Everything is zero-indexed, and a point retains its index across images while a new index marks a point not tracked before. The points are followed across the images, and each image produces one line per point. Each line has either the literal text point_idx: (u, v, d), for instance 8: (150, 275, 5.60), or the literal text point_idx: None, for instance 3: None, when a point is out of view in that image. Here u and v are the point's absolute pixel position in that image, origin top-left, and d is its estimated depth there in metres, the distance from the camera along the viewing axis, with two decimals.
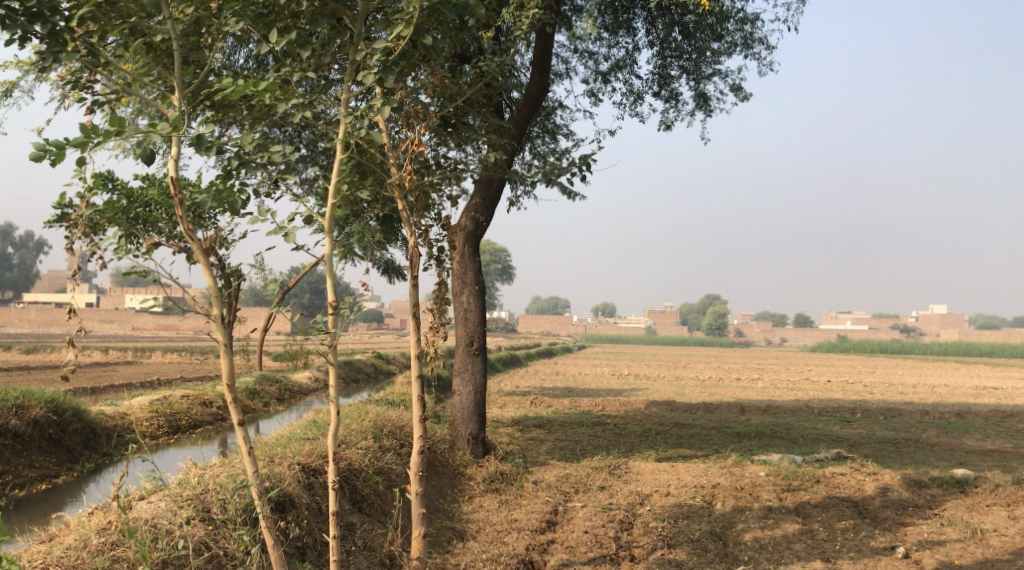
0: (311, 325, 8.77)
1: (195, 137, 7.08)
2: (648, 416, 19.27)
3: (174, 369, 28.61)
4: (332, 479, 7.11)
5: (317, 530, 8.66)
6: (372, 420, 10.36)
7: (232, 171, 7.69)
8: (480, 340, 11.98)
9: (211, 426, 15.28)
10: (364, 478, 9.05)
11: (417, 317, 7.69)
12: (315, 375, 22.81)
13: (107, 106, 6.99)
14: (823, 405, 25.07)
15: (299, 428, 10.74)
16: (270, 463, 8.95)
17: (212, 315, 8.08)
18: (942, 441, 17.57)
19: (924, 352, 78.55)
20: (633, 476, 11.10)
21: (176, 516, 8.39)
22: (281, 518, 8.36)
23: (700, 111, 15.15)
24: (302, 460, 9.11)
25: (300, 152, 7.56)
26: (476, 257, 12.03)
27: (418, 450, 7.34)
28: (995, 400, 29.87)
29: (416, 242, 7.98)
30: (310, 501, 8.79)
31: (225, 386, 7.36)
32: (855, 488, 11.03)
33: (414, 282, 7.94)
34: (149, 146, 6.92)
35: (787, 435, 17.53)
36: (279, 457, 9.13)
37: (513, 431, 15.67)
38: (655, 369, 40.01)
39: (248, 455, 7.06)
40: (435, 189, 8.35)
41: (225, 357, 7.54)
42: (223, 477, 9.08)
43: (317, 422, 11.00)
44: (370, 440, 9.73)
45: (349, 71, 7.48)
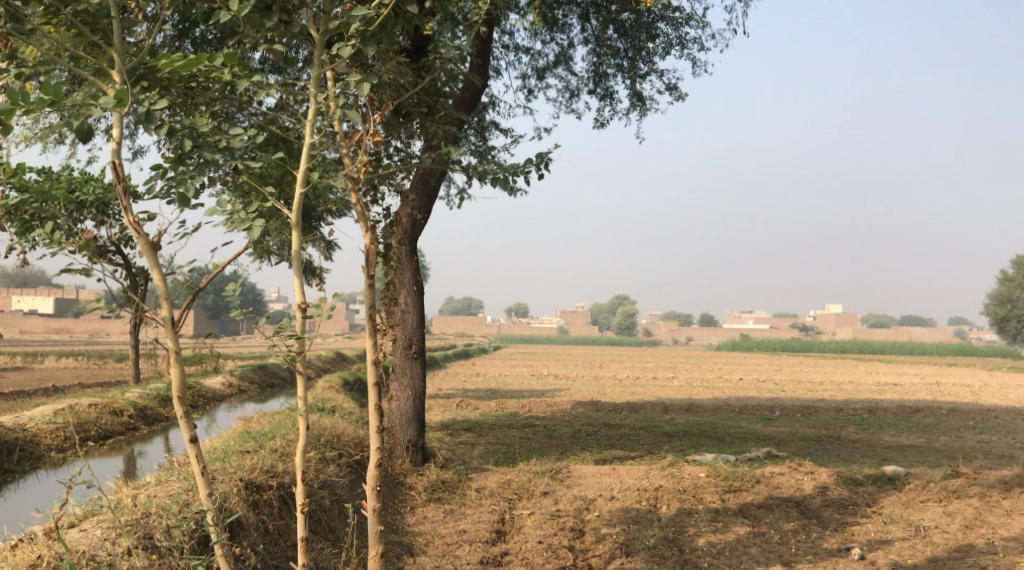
0: (280, 328, 8.35)
1: (141, 114, 6.57)
2: (574, 417, 19.06)
3: (73, 375, 27.27)
4: (299, 503, 6.73)
5: (268, 553, 8.21)
6: (311, 429, 9.89)
7: (183, 154, 7.16)
8: (418, 343, 11.65)
9: (122, 437, 14.47)
10: (311, 493, 8.62)
11: (373, 321, 7.29)
12: (227, 381, 21.88)
13: (40, 77, 6.39)
14: (741, 403, 25.21)
15: (231, 439, 10.19)
16: (212, 479, 8.43)
17: (161, 318, 7.50)
18: (863, 437, 17.80)
19: (826, 349, 80.63)
20: (575, 481, 10.84)
21: (115, 546, 7.81)
22: (235, 545, 7.89)
23: (634, 110, 15.07)
24: (245, 475, 8.62)
25: (258, 131, 7.13)
26: (414, 256, 11.69)
27: (378, 463, 6.96)
28: (901, 395, 30.53)
29: (373, 237, 7.63)
30: (258, 521, 8.33)
31: (178, 401, 6.85)
32: (794, 487, 10.89)
33: (370, 281, 7.51)
34: (89, 124, 6.35)
35: (713, 434, 17.47)
36: (221, 473, 8.61)
37: (442, 435, 15.24)
38: (570, 369, 39.94)
39: (203, 475, 6.62)
40: (386, 182, 8.02)
41: (177, 366, 7.02)
42: (163, 498, 8.49)
43: (251, 432, 10.44)
44: (313, 451, 9.29)
45: (319, 42, 7.15)
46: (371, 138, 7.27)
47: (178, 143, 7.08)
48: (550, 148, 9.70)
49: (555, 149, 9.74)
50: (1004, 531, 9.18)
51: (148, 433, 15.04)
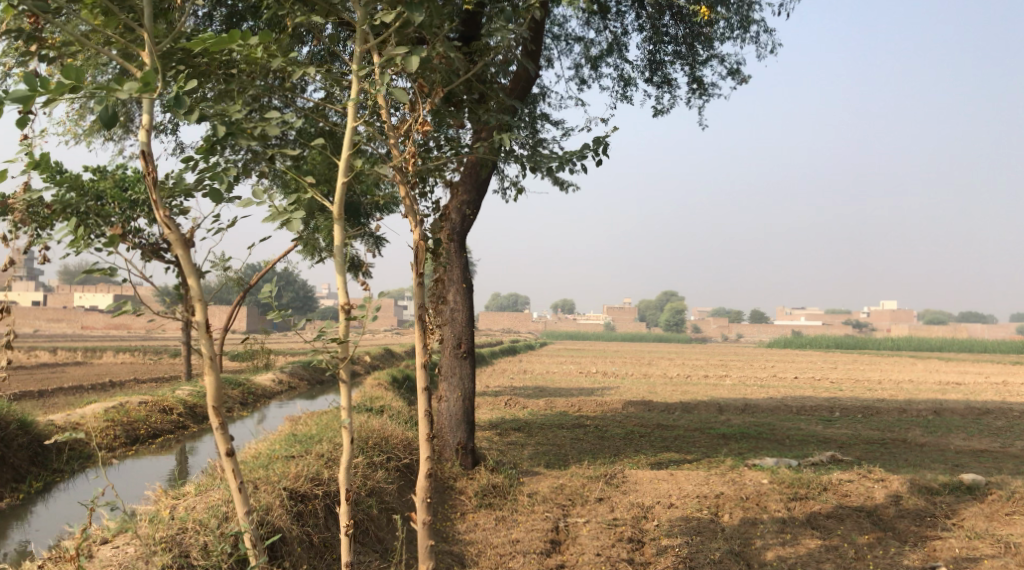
0: (323, 330, 8.02)
1: (170, 98, 6.28)
2: (627, 417, 18.56)
3: (126, 370, 27.43)
4: (342, 526, 6.39)
5: (310, 567, 7.91)
6: (357, 432, 9.57)
7: (216, 142, 6.87)
8: (468, 342, 11.29)
9: (172, 436, 14.29)
10: (357, 503, 8.29)
11: (422, 321, 6.90)
12: (278, 377, 21.72)
13: (63, 60, 6.14)
14: (799, 403, 24.45)
15: (275, 443, 9.89)
16: (253, 489, 8.14)
17: (195, 323, 7.17)
18: (930, 440, 17.08)
19: (881, 347, 78.86)
20: (631, 487, 10.36)
21: (150, 565, 7.55)
22: (275, 564, 7.60)
23: (692, 98, 14.58)
24: (289, 485, 8.32)
25: (295, 114, 6.83)
26: (463, 252, 11.32)
27: (428, 476, 6.60)
28: (964, 396, 29.52)
29: (421, 233, 7.26)
30: (301, 534, 8.03)
31: (213, 411, 6.52)
32: (864, 495, 10.34)
33: (419, 278, 7.13)
34: (114, 107, 6.08)
35: (772, 436, 16.87)
36: (263, 482, 8.31)
37: (492, 435, 14.84)
38: (621, 366, 39.40)
39: (239, 491, 6.31)
40: (436, 174, 7.67)
41: (212, 373, 6.67)
42: (201, 511, 8.22)
43: (296, 435, 10.14)
44: (360, 457, 8.95)
45: (362, 15, 6.82)
46: (418, 127, 6.89)
47: (211, 130, 6.79)
48: (609, 133, 9.29)
49: (615, 133, 9.32)
50: None
51: (197, 432, 14.85)
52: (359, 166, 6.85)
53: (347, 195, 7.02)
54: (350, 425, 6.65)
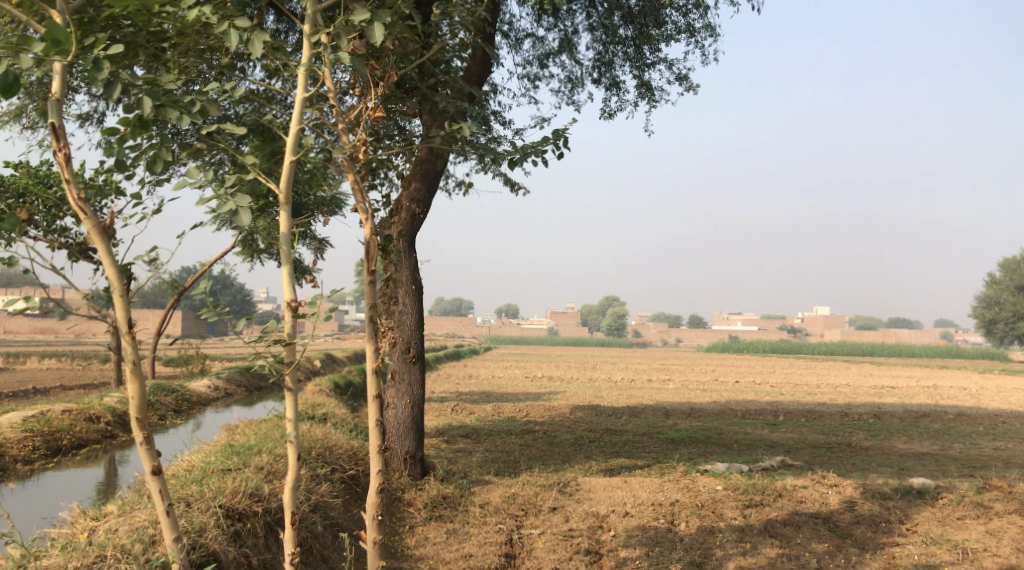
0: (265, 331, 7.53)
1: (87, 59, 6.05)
2: (574, 422, 18.28)
3: (53, 376, 26.36)
4: (287, 550, 6.00)
5: None
6: (300, 441, 9.12)
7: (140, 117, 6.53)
8: (417, 346, 10.91)
9: (97, 446, 13.64)
10: (299, 520, 7.88)
11: (373, 321, 6.54)
12: (213, 384, 21.03)
13: None
14: (743, 407, 24.40)
15: (209, 454, 9.41)
16: (186, 508, 7.68)
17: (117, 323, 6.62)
18: (875, 444, 17.09)
19: (817, 352, 79.95)
20: (585, 495, 10.07)
21: None
22: None
23: (640, 101, 14.40)
24: (225, 502, 7.87)
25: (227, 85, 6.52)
26: (412, 252, 10.95)
27: (378, 490, 6.25)
28: (902, 399, 29.86)
29: (373, 227, 6.87)
30: (238, 556, 7.59)
31: (137, 423, 6.14)
32: (819, 502, 10.16)
33: (370, 277, 6.77)
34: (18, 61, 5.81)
35: (720, 440, 16.71)
36: (196, 499, 7.85)
37: (437, 442, 14.45)
38: (565, 370, 39.17)
39: (166, 514, 6.05)
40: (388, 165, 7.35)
41: (136, 381, 6.25)
42: (125, 534, 7.72)
43: (233, 445, 9.65)
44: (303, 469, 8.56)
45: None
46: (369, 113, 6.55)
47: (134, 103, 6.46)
48: (572, 127, 9.12)
49: (578, 126, 9.15)
50: None
51: (126, 441, 14.22)
52: (307, 146, 6.54)
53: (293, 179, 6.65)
54: (298, 438, 6.25)
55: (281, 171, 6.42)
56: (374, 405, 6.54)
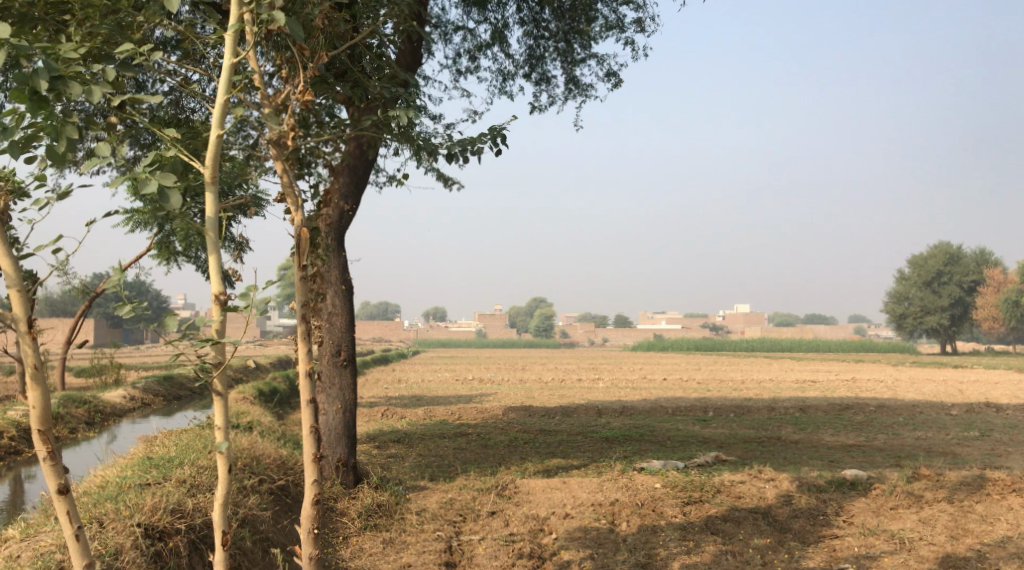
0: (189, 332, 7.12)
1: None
2: (507, 424, 18.04)
3: None
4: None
5: None
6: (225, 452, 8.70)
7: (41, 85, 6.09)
8: (347, 349, 10.59)
9: (3, 464, 12.92)
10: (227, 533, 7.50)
11: (304, 319, 6.24)
12: (129, 394, 20.22)
13: None
14: (672, 404, 24.47)
15: (124, 468, 8.93)
16: (99, 528, 7.29)
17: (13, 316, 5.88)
18: (804, 437, 17.22)
19: (740, 348, 81.14)
20: (523, 498, 9.85)
21: None
22: None
23: (570, 96, 14.28)
24: (144, 520, 7.49)
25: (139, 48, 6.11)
26: (341, 251, 10.64)
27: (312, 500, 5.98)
28: (824, 393, 30.37)
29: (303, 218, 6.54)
30: None
31: (40, 440, 5.67)
32: (757, 496, 10.10)
33: (301, 272, 6.41)
34: None
35: (652, 438, 16.64)
36: (110, 518, 7.45)
37: (368, 448, 14.07)
38: (493, 372, 38.92)
39: (75, 539, 5.77)
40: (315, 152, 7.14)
41: (37, 391, 5.72)
42: (31, 560, 7.25)
43: (152, 458, 9.20)
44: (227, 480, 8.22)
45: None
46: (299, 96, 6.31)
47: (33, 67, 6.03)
48: (510, 121, 9.07)
49: (514, 120, 9.11)
50: (994, 553, 8.56)
51: (33, 458, 13.51)
52: (233, 121, 6.24)
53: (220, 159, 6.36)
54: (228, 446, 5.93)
55: (206, 138, 6.08)
56: (307, 409, 6.23)
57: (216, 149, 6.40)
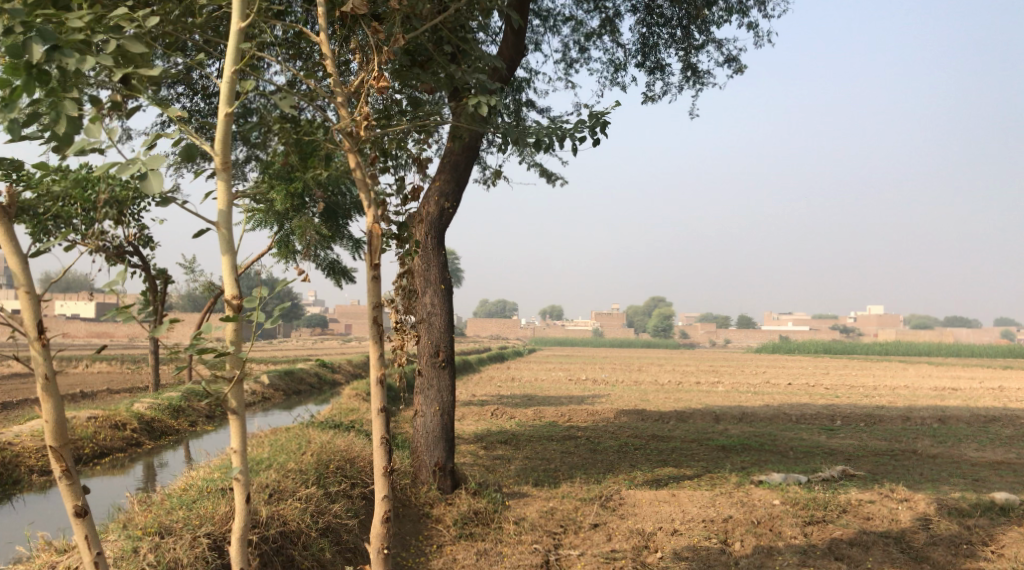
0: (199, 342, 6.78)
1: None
2: (621, 427, 17.46)
3: (101, 379, 26.22)
4: None
5: None
6: (316, 456, 8.95)
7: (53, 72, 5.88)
8: (446, 350, 10.44)
9: (122, 454, 13.17)
10: (304, 546, 7.88)
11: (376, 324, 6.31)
12: (250, 388, 20.53)
13: None
14: (798, 411, 23.31)
15: (214, 471, 9.01)
16: (167, 538, 7.66)
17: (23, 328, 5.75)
18: (944, 451, 15.99)
19: (870, 353, 77.65)
20: (630, 510, 9.43)
21: None
22: None
23: (687, 85, 13.62)
24: (212, 531, 7.83)
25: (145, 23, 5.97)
26: (441, 249, 10.50)
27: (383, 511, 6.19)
28: (965, 402, 28.49)
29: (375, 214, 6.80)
30: None
31: (54, 458, 5.64)
32: (890, 519, 9.29)
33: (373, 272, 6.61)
34: None
35: (775, 447, 15.77)
36: (182, 526, 7.81)
37: (475, 449, 13.78)
38: (612, 372, 38.18)
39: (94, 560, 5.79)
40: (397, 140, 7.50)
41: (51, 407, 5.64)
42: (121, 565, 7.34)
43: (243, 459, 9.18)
44: (312, 487, 8.43)
45: None
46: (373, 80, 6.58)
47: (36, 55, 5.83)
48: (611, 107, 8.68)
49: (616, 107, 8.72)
50: None
51: (153, 450, 13.74)
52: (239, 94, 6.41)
53: (227, 136, 6.49)
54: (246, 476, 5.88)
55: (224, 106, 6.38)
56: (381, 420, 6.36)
57: (225, 131, 6.51)
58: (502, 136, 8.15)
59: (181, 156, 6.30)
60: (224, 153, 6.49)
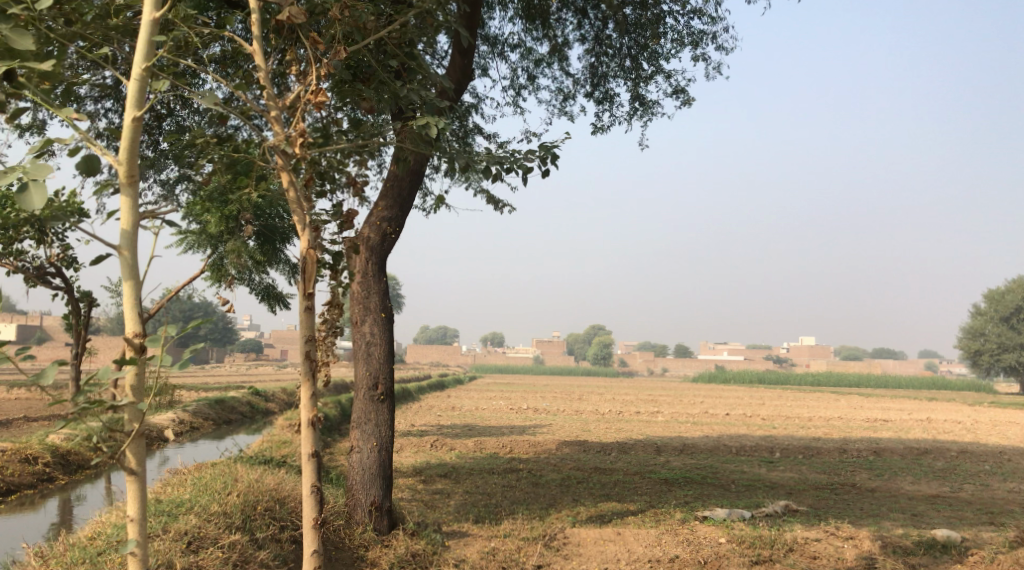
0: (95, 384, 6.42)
1: None
2: (562, 460, 17.15)
3: (21, 406, 25.14)
4: None
5: None
6: (241, 500, 8.64)
7: None
8: (385, 383, 10.07)
9: (32, 490, 12.50)
10: None
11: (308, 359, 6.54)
12: (178, 417, 19.81)
13: None
14: (738, 443, 23.23)
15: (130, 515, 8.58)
16: None
17: None
18: (883, 484, 15.97)
19: (804, 383, 78.63)
20: (573, 551, 9.23)
21: None
22: None
23: (636, 116, 13.50)
24: None
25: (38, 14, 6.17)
26: (381, 277, 10.15)
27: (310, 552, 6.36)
28: (898, 434, 28.73)
29: (312, 241, 6.58)
30: None
31: None
32: (836, 558, 9.15)
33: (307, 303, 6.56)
34: None
35: (717, 481, 15.60)
36: None
37: (412, 483, 13.36)
38: (551, 402, 37.86)
39: None
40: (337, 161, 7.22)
41: None
42: None
43: (163, 501, 8.75)
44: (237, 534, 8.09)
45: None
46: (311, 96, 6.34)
47: None
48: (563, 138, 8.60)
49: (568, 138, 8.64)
50: None
51: (68, 486, 13.08)
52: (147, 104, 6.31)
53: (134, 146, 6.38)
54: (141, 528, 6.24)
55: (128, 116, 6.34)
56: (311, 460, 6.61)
57: (132, 142, 6.41)
58: (449, 161, 7.91)
59: (80, 169, 6.35)
60: (129, 165, 6.40)
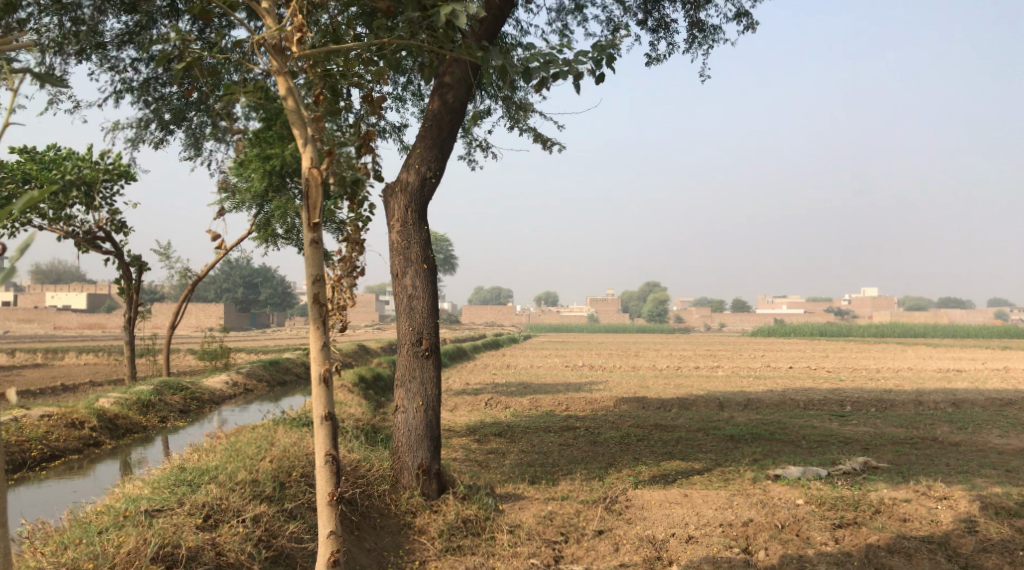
0: None
1: None
2: (622, 417, 16.49)
3: (85, 371, 25.10)
4: None
5: None
6: (274, 466, 8.38)
7: None
8: (430, 338, 9.45)
9: (77, 456, 12.15)
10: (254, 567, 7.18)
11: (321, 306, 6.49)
12: (231, 380, 19.50)
13: None
14: (806, 396, 22.30)
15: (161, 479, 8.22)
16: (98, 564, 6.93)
17: None
18: (966, 438, 15.01)
19: (868, 335, 76.80)
20: (638, 515, 8.65)
21: None
22: None
23: (695, 43, 12.63)
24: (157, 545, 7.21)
25: None
26: (422, 224, 9.49)
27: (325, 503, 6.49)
28: (974, 385, 27.47)
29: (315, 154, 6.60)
30: None
31: None
32: (929, 520, 8.43)
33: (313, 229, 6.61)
34: None
35: (786, 437, 14.77)
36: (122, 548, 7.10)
37: (467, 443, 12.80)
38: (609, 358, 37.09)
39: None
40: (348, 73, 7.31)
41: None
42: None
43: (186, 468, 8.45)
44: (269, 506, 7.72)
45: None
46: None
47: None
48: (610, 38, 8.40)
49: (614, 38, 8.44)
50: None
51: (115, 450, 12.75)
52: None
53: None
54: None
55: None
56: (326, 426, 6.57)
57: None
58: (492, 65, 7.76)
59: None
60: None
